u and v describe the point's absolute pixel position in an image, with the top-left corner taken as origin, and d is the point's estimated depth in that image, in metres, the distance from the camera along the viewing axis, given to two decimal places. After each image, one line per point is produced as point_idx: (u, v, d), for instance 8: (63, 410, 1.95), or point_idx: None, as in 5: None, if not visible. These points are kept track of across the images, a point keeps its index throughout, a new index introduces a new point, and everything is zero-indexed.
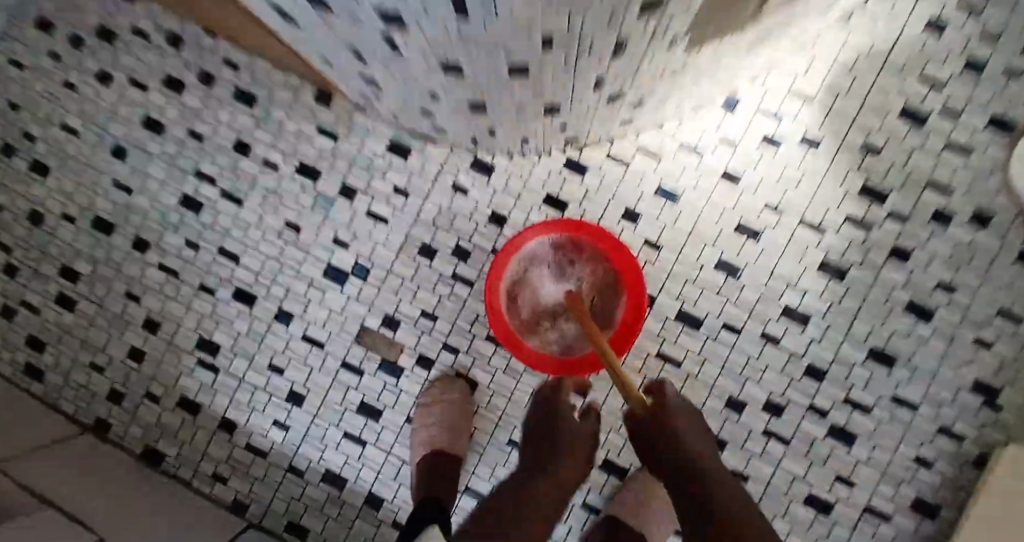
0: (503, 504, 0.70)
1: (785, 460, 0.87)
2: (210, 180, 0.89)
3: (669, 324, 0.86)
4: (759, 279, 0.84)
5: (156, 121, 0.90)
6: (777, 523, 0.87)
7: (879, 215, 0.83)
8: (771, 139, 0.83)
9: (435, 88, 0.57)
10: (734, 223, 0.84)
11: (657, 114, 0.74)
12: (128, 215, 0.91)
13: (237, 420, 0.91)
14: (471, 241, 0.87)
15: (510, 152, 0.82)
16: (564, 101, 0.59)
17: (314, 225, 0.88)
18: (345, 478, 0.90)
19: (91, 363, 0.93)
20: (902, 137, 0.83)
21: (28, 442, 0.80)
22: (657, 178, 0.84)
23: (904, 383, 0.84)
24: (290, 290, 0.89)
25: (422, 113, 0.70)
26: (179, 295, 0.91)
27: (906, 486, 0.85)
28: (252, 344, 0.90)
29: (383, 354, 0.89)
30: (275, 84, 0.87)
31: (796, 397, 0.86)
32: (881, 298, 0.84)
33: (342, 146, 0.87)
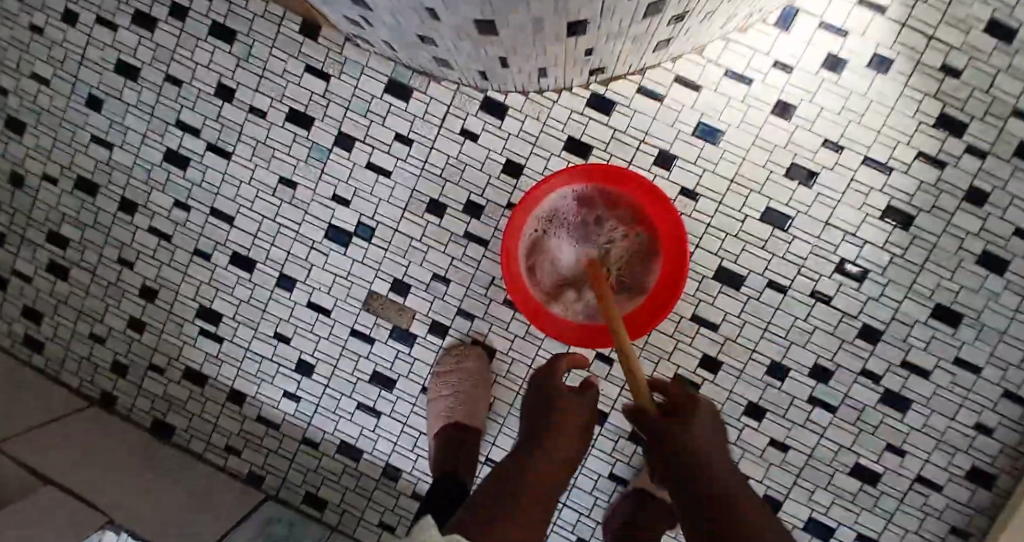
0: (504, 484, 0.56)
1: (830, 429, 0.79)
2: (194, 131, 0.81)
3: (707, 282, 0.77)
4: (812, 229, 0.74)
5: (130, 65, 0.81)
6: (819, 494, 0.80)
7: (954, 151, 0.72)
8: (832, 62, 0.71)
9: (434, 4, 0.46)
10: (785, 165, 0.73)
11: (699, 30, 0.63)
12: (112, 173, 0.83)
13: (245, 392, 0.86)
14: (484, 194, 0.77)
15: (525, 87, 0.72)
16: (591, 16, 0.49)
17: (310, 180, 0.79)
18: (360, 449, 0.85)
19: (91, 334, 0.88)
20: (988, 55, 0.70)
21: (27, 420, 0.77)
22: (696, 114, 0.73)
23: (971, 343, 0.75)
24: (289, 252, 0.81)
25: (421, 41, 0.60)
26: (174, 261, 0.84)
27: (964, 456, 0.77)
28: (254, 311, 0.84)
29: (393, 320, 0.82)
30: (255, 15, 0.77)
31: (847, 360, 0.77)
32: (952, 247, 0.73)
33: (335, 88, 0.77)
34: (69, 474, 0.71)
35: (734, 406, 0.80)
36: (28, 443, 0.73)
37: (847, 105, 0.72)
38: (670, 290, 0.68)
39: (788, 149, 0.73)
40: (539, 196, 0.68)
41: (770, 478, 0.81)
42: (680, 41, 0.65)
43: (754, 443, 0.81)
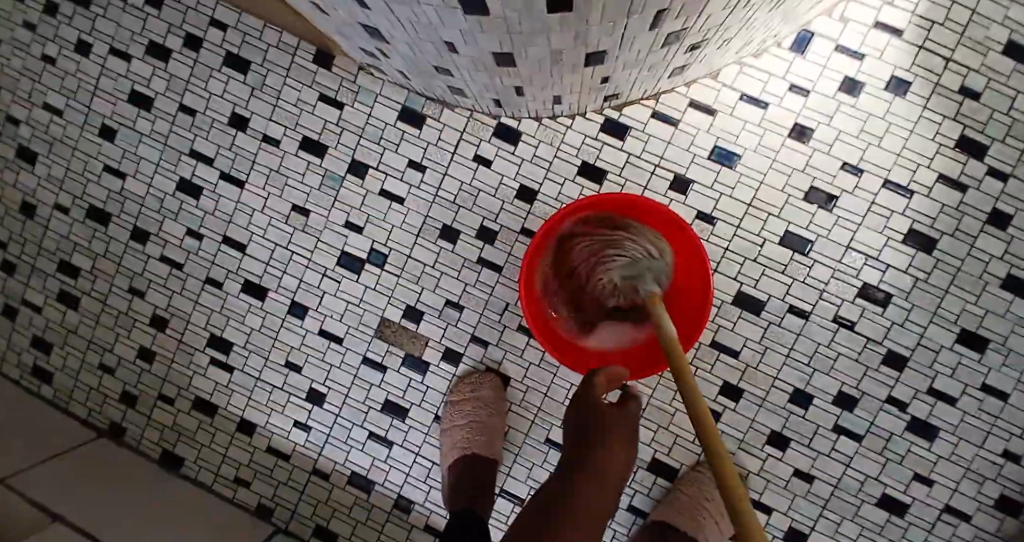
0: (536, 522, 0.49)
1: (855, 458, 0.77)
2: (206, 160, 0.81)
3: (726, 308, 0.76)
4: (832, 253, 0.73)
5: (143, 95, 0.81)
6: (845, 525, 0.78)
7: (975, 173, 0.71)
8: (849, 85, 0.70)
9: (453, 38, 0.46)
10: (803, 189, 0.72)
11: (715, 56, 0.62)
12: (124, 203, 0.83)
13: (256, 422, 0.85)
14: (498, 220, 0.77)
15: (539, 113, 0.71)
16: (611, 46, 0.48)
17: (322, 208, 0.79)
18: (372, 481, 0.83)
19: (100, 364, 0.87)
20: (1006, 77, 0.69)
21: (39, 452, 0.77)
22: (712, 139, 0.73)
23: (997, 368, 0.73)
24: (301, 280, 0.81)
25: (437, 72, 0.60)
26: (185, 290, 0.83)
27: (994, 485, 0.75)
28: (265, 340, 0.83)
29: (406, 348, 0.81)
30: (268, 44, 0.77)
31: (871, 387, 0.75)
32: (976, 271, 0.72)
33: (348, 115, 0.77)
34: (76, 509, 0.70)
35: (756, 435, 0.78)
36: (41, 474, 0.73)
37: (865, 127, 0.71)
38: (689, 327, 0.68)
39: (806, 173, 0.72)
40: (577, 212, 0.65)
41: (793, 508, 0.79)
42: (696, 67, 0.65)
43: (777, 473, 0.78)
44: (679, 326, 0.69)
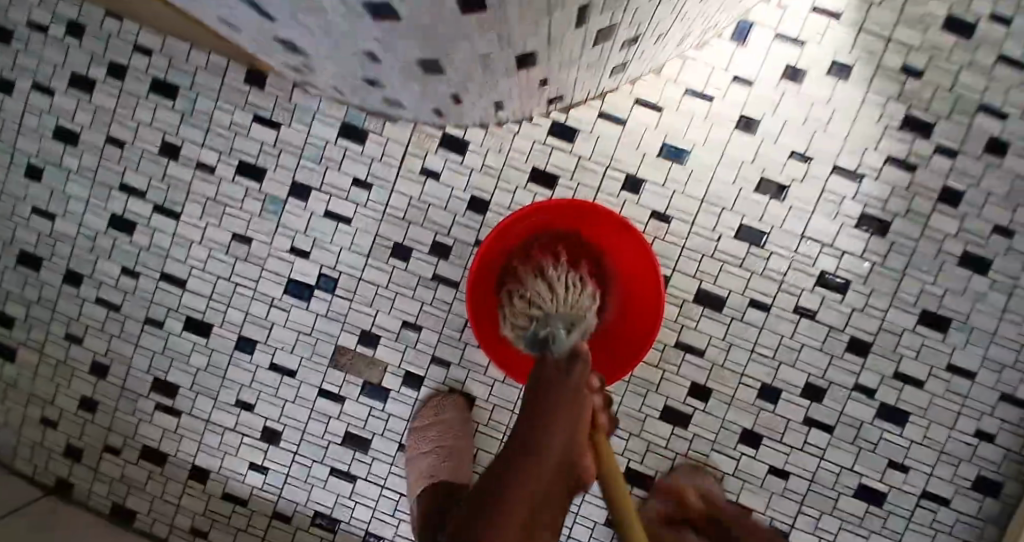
0: None
1: (829, 450, 0.75)
2: (139, 194, 0.76)
3: (689, 307, 0.74)
4: (788, 243, 0.72)
5: (69, 130, 0.77)
6: (826, 520, 0.76)
7: (923, 153, 0.71)
8: (792, 73, 0.70)
9: (371, 46, 0.44)
10: (754, 180, 0.72)
11: (655, 51, 0.62)
12: (55, 245, 0.78)
13: (210, 467, 0.79)
14: (450, 234, 0.74)
15: (483, 121, 0.69)
16: (541, 46, 0.47)
17: (264, 235, 0.75)
18: (338, 519, 0.79)
19: (40, 419, 0.81)
20: (947, 53, 0.70)
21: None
22: (660, 135, 0.72)
23: (962, 347, 0.73)
24: (247, 312, 0.77)
25: (368, 85, 0.58)
26: (125, 332, 0.79)
27: (964, 467, 0.74)
28: (213, 379, 0.78)
29: (364, 375, 0.77)
30: (198, 67, 0.74)
31: (840, 376, 0.74)
32: (931, 251, 0.72)
33: (286, 137, 0.74)
34: None
35: (729, 434, 0.76)
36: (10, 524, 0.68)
37: (810, 115, 0.71)
38: (641, 330, 0.68)
39: (756, 164, 0.72)
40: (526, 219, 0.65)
41: (772, 507, 0.77)
42: (637, 63, 0.63)
43: (753, 472, 0.76)
44: (628, 336, 0.69)
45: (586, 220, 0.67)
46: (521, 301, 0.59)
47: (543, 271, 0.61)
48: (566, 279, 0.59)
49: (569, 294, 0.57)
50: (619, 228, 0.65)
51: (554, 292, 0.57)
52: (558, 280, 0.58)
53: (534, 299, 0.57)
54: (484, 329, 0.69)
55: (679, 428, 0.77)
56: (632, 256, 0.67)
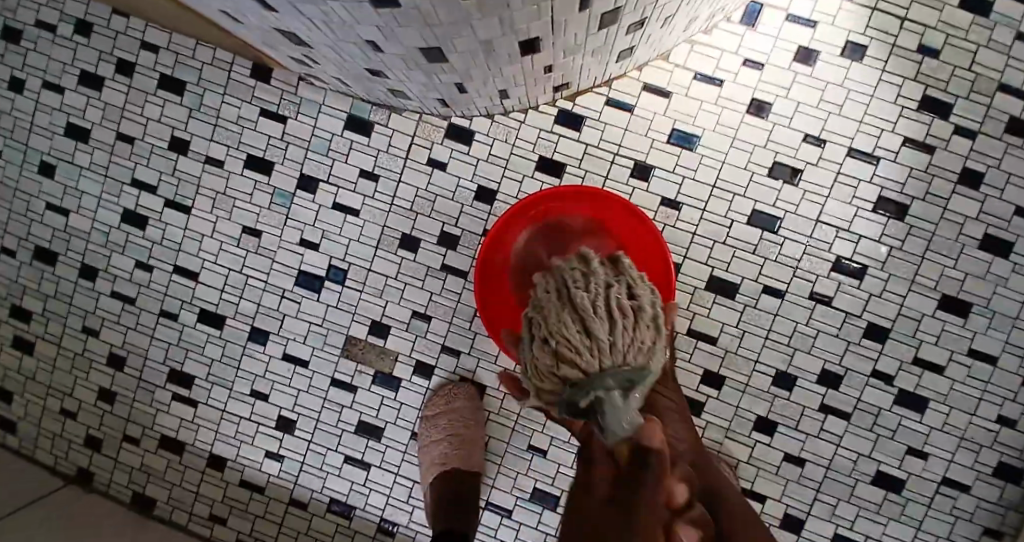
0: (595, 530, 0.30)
1: (845, 437, 0.74)
2: (150, 189, 0.77)
3: (701, 294, 0.73)
4: (802, 228, 0.71)
5: (80, 127, 0.78)
6: (842, 507, 0.75)
7: (942, 134, 0.69)
8: (804, 54, 0.68)
9: (373, 35, 0.43)
10: (766, 165, 0.70)
11: (663, 34, 0.60)
12: (70, 240, 0.80)
13: (226, 455, 0.81)
14: (459, 224, 0.74)
15: (489, 110, 0.69)
16: (545, 31, 0.46)
17: (274, 227, 0.76)
18: (353, 506, 0.80)
19: (62, 410, 0.83)
20: (967, 30, 0.67)
21: (19, 497, 0.73)
22: (669, 121, 0.70)
23: (983, 332, 0.71)
24: (259, 304, 0.78)
25: (371, 75, 0.57)
26: (140, 325, 0.80)
27: (990, 452, 0.73)
28: (228, 371, 0.80)
29: (375, 365, 0.78)
30: (204, 62, 0.74)
31: (855, 363, 0.73)
32: (951, 234, 0.70)
33: (293, 130, 0.74)
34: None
35: (742, 422, 0.75)
36: (32, 516, 0.70)
37: (824, 97, 0.69)
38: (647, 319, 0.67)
39: (768, 148, 0.70)
40: (536, 201, 0.65)
41: (787, 494, 0.76)
42: (644, 48, 0.62)
43: (767, 460, 0.76)
44: None
45: (597, 209, 0.66)
46: (548, 357, 0.40)
47: (572, 302, 0.41)
48: (608, 313, 0.40)
49: (616, 341, 0.38)
50: (630, 215, 0.65)
51: (594, 344, 0.38)
52: (597, 321, 0.39)
53: (565, 355, 0.39)
54: (492, 313, 0.69)
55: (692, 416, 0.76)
56: (640, 245, 0.66)
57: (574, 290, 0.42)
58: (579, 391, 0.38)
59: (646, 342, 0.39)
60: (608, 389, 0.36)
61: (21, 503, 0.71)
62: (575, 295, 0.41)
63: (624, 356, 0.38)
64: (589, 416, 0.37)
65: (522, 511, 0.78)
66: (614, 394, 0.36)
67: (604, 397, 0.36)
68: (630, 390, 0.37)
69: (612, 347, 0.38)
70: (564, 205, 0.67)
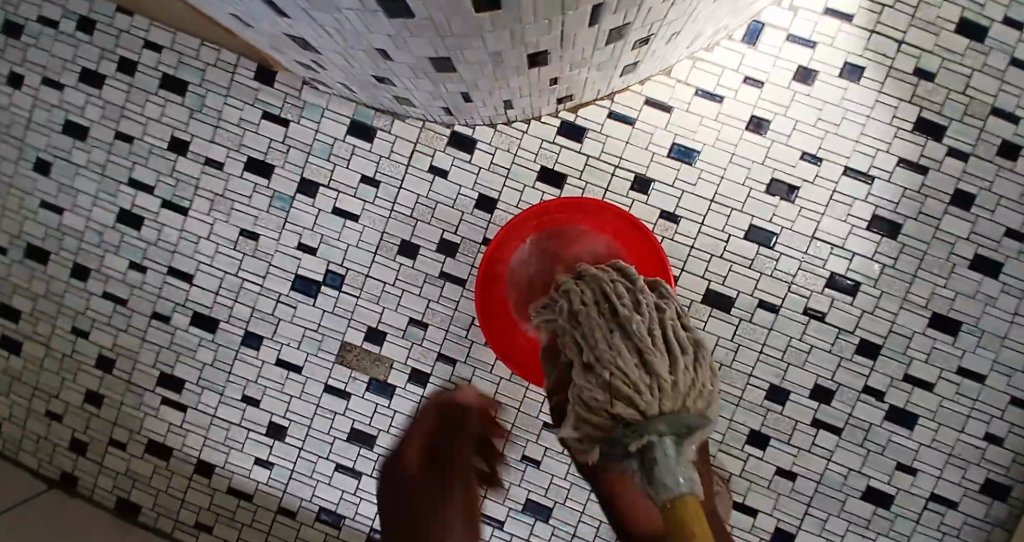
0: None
1: (837, 451, 0.75)
2: (146, 189, 0.77)
3: (697, 307, 0.74)
4: (798, 244, 0.72)
5: (78, 125, 0.77)
6: (832, 521, 0.76)
7: (935, 155, 0.70)
8: (803, 75, 0.70)
9: (384, 43, 0.44)
10: (764, 181, 0.71)
11: (667, 50, 0.61)
12: (63, 239, 0.79)
13: (214, 461, 0.80)
14: (458, 231, 0.74)
15: (492, 119, 0.69)
16: (554, 45, 0.46)
17: (272, 231, 0.75)
18: (343, 514, 0.79)
19: (47, 411, 0.81)
20: (961, 56, 0.69)
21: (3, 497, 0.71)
22: (670, 135, 0.71)
23: (972, 351, 0.73)
24: (254, 308, 0.77)
25: (378, 82, 0.57)
26: (132, 326, 0.79)
27: (978, 469, 0.74)
28: (219, 375, 0.79)
29: (370, 373, 0.77)
30: (207, 63, 0.74)
31: (847, 378, 0.74)
32: (942, 254, 0.71)
33: (294, 133, 0.74)
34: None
35: (735, 435, 0.76)
36: (16, 517, 0.68)
37: (822, 116, 0.70)
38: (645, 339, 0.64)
39: (766, 165, 0.71)
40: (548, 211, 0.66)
41: (778, 508, 0.76)
42: (648, 64, 0.63)
43: (760, 473, 0.76)
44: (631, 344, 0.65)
45: (606, 223, 0.67)
46: (599, 390, 0.34)
47: (624, 329, 0.37)
48: (668, 345, 0.36)
49: (679, 379, 0.33)
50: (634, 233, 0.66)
51: (656, 381, 0.33)
52: (656, 352, 0.34)
53: (621, 389, 0.33)
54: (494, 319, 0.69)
55: None
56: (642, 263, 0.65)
57: (625, 312, 0.38)
58: (630, 432, 0.32)
59: (706, 387, 0.35)
60: (662, 432, 0.31)
61: (5, 504, 0.70)
62: (628, 320, 0.37)
63: (685, 397, 0.33)
64: (636, 458, 0.32)
65: (513, 522, 0.78)
66: (666, 440, 0.31)
67: (655, 442, 0.31)
68: (688, 437, 0.31)
69: (674, 389, 0.33)
70: (576, 216, 0.67)
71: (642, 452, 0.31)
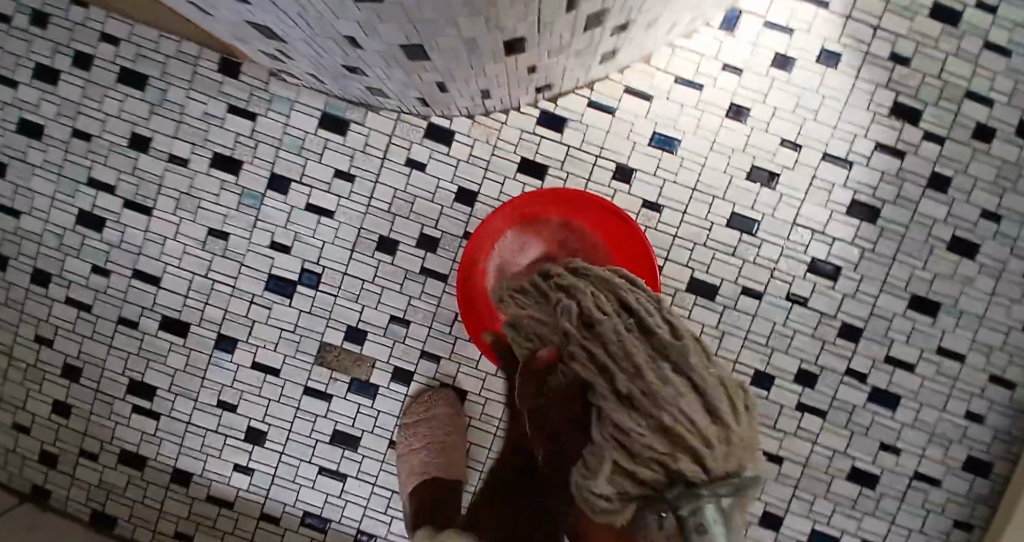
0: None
1: (822, 435, 0.75)
2: (108, 188, 0.73)
3: (681, 296, 0.73)
4: (780, 231, 0.72)
5: (32, 122, 0.73)
6: (818, 504, 0.77)
7: (912, 139, 0.71)
8: (781, 60, 0.69)
9: (352, 31, 0.42)
10: (745, 168, 0.71)
11: (646, 37, 0.60)
12: (21, 243, 0.75)
13: (192, 469, 0.77)
14: (438, 226, 0.72)
15: (470, 110, 0.68)
16: (531, 31, 0.45)
17: (243, 230, 0.73)
18: (327, 518, 0.77)
19: (13, 424, 0.78)
20: (936, 39, 0.69)
21: None
22: (651, 124, 0.70)
23: (951, 331, 0.73)
24: (227, 310, 0.74)
25: (349, 72, 0.55)
26: (99, 333, 0.76)
27: (958, 447, 0.75)
28: (193, 380, 0.76)
29: (351, 373, 0.75)
30: (168, 55, 0.71)
31: (830, 362, 0.74)
32: (921, 236, 0.72)
33: (264, 128, 0.71)
34: None
35: None
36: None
37: (801, 102, 0.70)
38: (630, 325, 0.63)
39: (747, 152, 0.71)
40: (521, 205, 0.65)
41: (765, 493, 0.77)
42: (627, 51, 0.62)
43: None
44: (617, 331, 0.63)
45: (578, 212, 0.66)
46: (653, 435, 0.29)
47: (669, 362, 0.34)
48: (725, 387, 0.32)
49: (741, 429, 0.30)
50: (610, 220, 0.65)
51: (724, 431, 0.30)
52: (717, 392, 0.31)
53: (684, 438, 0.29)
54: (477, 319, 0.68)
55: None
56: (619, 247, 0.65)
57: (668, 339, 0.35)
58: (684, 491, 0.27)
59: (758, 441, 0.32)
60: (716, 493, 0.27)
61: None
62: (676, 350, 0.33)
63: (745, 453, 0.30)
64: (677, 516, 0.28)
65: None
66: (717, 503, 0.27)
67: (708, 505, 0.26)
68: (740, 501, 0.28)
69: (738, 441, 0.30)
70: (549, 209, 0.66)
71: (693, 516, 0.26)
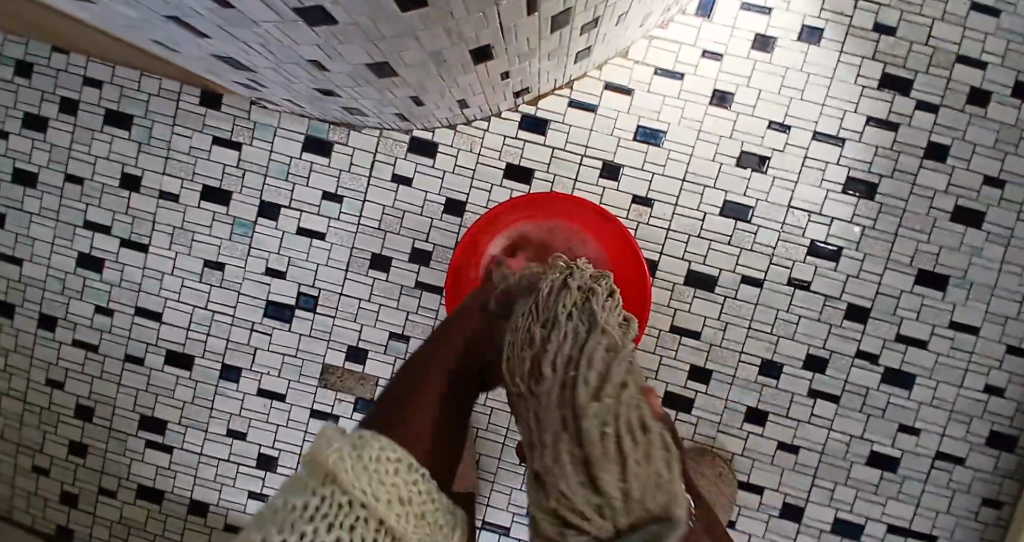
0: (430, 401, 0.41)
1: (836, 420, 0.74)
2: (104, 229, 0.74)
3: (681, 290, 0.72)
4: (775, 215, 0.70)
5: (26, 171, 0.74)
6: (840, 491, 0.75)
7: (904, 111, 0.69)
8: (762, 42, 0.68)
9: (315, 54, 0.42)
10: (734, 154, 0.70)
11: (619, 31, 0.59)
12: (26, 290, 0.76)
13: (207, 500, 0.78)
14: (429, 239, 0.72)
15: (450, 120, 0.67)
16: (497, 38, 0.44)
17: (237, 259, 0.73)
18: None
19: (32, 467, 0.79)
20: (920, 5, 0.67)
21: None
22: (634, 117, 0.69)
23: (962, 304, 0.71)
24: (228, 340, 0.75)
25: (323, 95, 0.56)
26: (106, 372, 0.77)
27: (981, 422, 0.73)
28: (201, 411, 0.76)
29: (355, 393, 0.75)
30: (151, 94, 0.72)
31: (839, 345, 0.73)
32: (922, 209, 0.70)
33: (248, 156, 0.71)
34: None
35: (734, 414, 0.74)
36: None
37: (785, 82, 0.69)
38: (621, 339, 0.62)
39: (734, 138, 0.69)
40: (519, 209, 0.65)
41: (784, 483, 0.75)
42: (601, 48, 0.61)
43: (761, 450, 0.75)
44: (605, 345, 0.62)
45: (573, 215, 0.65)
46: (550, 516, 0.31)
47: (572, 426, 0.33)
48: (616, 436, 0.31)
49: (634, 488, 0.28)
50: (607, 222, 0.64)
51: (604, 498, 0.29)
52: (598, 455, 0.30)
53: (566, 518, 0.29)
54: None
55: (682, 413, 0.75)
56: (615, 252, 0.64)
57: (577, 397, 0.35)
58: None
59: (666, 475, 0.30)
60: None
61: None
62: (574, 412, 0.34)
63: (631, 508, 0.28)
64: None
65: (518, 527, 0.77)
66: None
67: None
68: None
69: (624, 500, 0.28)
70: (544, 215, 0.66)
71: None
